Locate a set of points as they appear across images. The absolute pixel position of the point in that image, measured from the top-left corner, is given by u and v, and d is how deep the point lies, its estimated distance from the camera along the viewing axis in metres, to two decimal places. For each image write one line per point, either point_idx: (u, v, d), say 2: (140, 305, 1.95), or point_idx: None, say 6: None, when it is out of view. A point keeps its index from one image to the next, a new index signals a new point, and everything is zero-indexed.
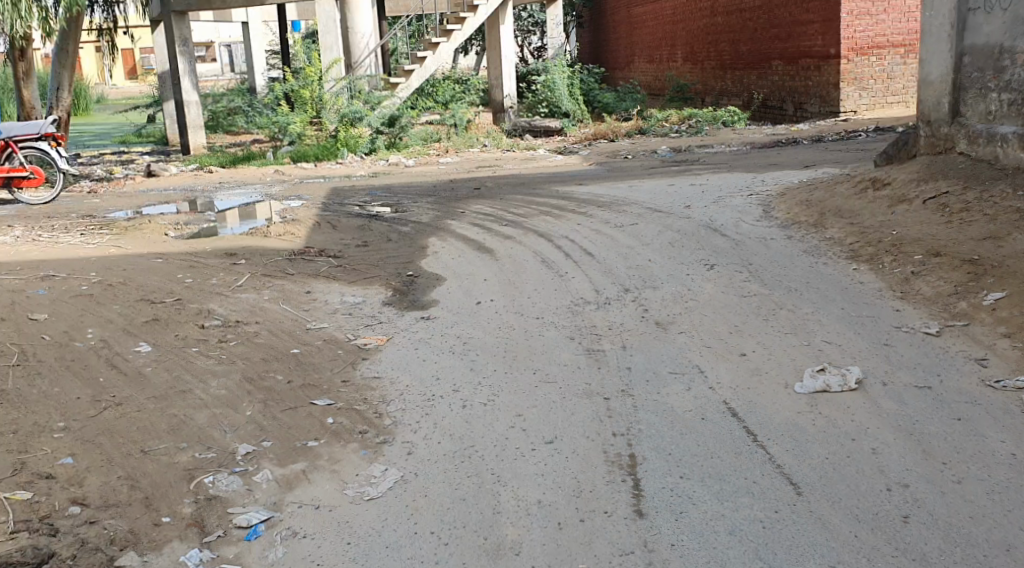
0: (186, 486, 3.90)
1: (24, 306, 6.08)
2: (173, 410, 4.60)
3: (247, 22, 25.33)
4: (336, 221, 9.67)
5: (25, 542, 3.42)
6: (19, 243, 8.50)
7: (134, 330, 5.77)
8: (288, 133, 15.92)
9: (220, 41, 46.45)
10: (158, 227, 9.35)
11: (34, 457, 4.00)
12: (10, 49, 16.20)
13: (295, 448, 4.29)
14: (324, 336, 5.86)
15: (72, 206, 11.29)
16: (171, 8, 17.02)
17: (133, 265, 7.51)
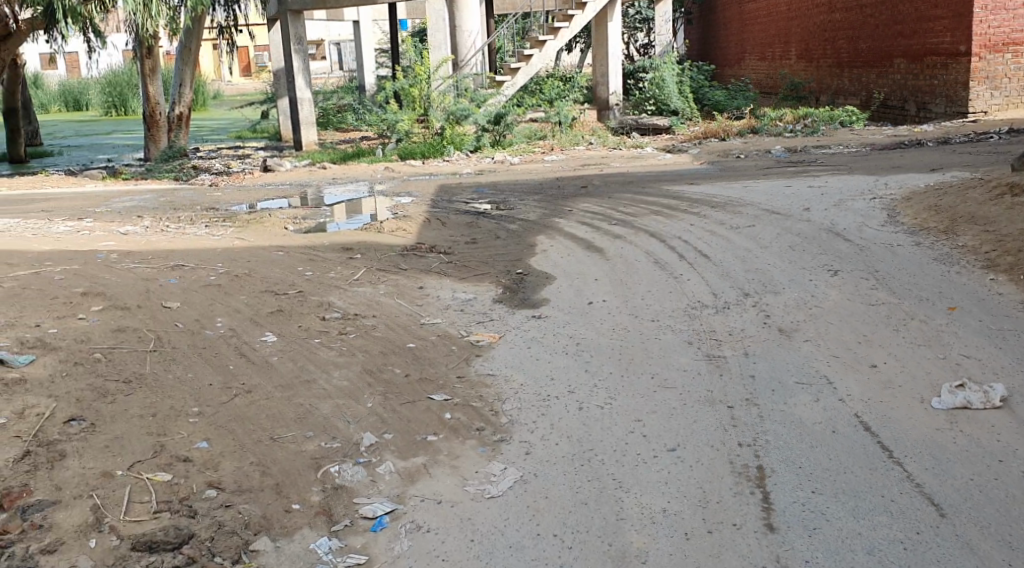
0: (314, 475, 4.01)
1: (158, 295, 6.34)
2: (299, 400, 4.73)
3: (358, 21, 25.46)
4: (445, 218, 9.77)
5: (167, 522, 3.56)
6: (148, 234, 8.88)
7: (260, 320, 5.96)
8: (396, 130, 16.23)
9: (330, 39, 47.72)
10: (277, 221, 9.63)
11: (171, 440, 4.17)
12: (138, 47, 16.92)
13: (415, 442, 4.35)
14: (438, 331, 5.93)
15: (194, 199, 11.73)
16: (288, 8, 17.49)
17: (256, 257, 7.75)
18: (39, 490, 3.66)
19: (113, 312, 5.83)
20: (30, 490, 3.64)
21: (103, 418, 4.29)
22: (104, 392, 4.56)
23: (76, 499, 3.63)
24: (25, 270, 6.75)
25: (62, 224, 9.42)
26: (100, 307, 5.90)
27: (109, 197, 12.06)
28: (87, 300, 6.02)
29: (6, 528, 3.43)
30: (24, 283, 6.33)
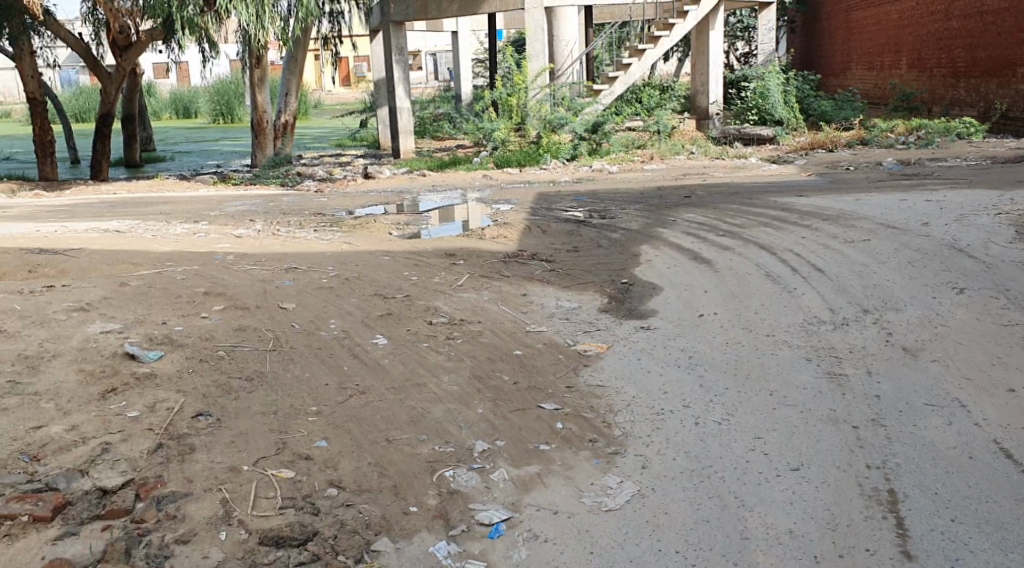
0: (430, 478, 4.04)
1: (274, 295, 6.45)
2: (411, 402, 4.76)
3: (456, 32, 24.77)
4: (546, 225, 9.77)
5: (291, 519, 3.65)
6: (261, 237, 9.17)
7: (371, 322, 6.02)
8: (492, 138, 16.29)
9: (427, 49, 48.53)
10: (382, 226, 9.82)
11: (293, 438, 4.26)
12: (248, 57, 17.46)
13: (528, 451, 4.34)
14: (545, 339, 5.90)
15: (299, 204, 12.07)
16: (391, 19, 17.74)
17: (365, 262, 7.85)
18: (172, 482, 3.79)
19: (234, 311, 5.95)
20: (164, 482, 3.77)
21: (228, 414, 4.41)
22: (228, 388, 4.68)
23: (206, 492, 3.74)
24: (147, 268, 6.88)
25: (179, 226, 9.79)
26: (222, 306, 6.03)
27: (220, 201, 12.50)
28: (209, 299, 6.15)
29: (142, 517, 3.56)
30: (149, 280, 6.47)
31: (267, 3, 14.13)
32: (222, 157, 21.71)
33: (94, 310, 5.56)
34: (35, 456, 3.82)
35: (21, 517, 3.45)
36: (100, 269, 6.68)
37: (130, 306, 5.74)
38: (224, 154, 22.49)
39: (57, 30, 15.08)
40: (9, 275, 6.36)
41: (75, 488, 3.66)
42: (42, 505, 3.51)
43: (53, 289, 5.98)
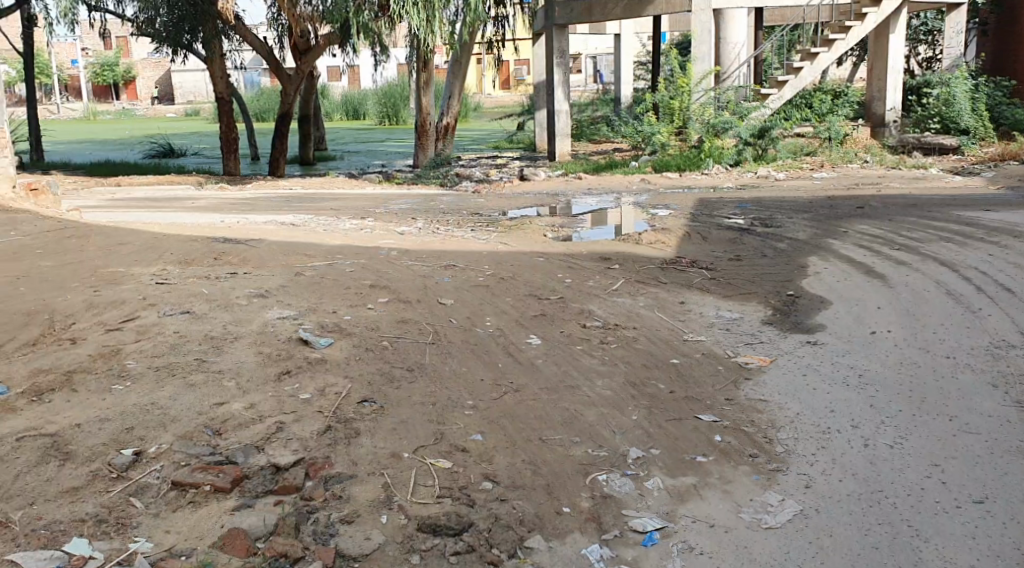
0: (582, 481, 4.03)
1: (434, 289, 6.57)
2: (566, 404, 4.76)
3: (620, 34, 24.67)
4: (706, 232, 9.53)
5: (448, 508, 3.73)
6: (422, 235, 9.40)
7: (527, 321, 6.04)
8: (652, 142, 16.09)
9: (588, 52, 48.58)
10: (537, 228, 9.85)
11: (450, 430, 4.35)
12: (415, 60, 17.94)
13: (684, 461, 4.26)
14: (704, 350, 5.76)
15: (457, 204, 12.29)
16: (555, 22, 17.79)
17: (522, 261, 7.90)
18: (338, 463, 3.96)
19: (397, 303, 6.11)
20: (331, 463, 3.94)
21: (390, 402, 4.55)
22: (391, 377, 4.83)
23: (369, 476, 3.89)
24: (318, 259, 7.18)
25: (346, 221, 10.19)
26: (387, 298, 6.20)
27: (383, 199, 12.93)
28: (375, 291, 6.33)
29: (311, 494, 3.73)
30: (320, 271, 6.75)
31: (437, 7, 14.41)
32: (385, 157, 22.55)
33: (271, 297, 5.86)
34: (218, 430, 4.08)
35: (204, 485, 3.69)
36: (274, 260, 7.02)
37: (303, 294, 6.02)
38: (387, 154, 23.34)
39: (246, 34, 16.03)
40: (197, 261, 6.80)
41: (252, 462, 3.89)
42: (223, 476, 3.74)
43: (235, 276, 6.36)
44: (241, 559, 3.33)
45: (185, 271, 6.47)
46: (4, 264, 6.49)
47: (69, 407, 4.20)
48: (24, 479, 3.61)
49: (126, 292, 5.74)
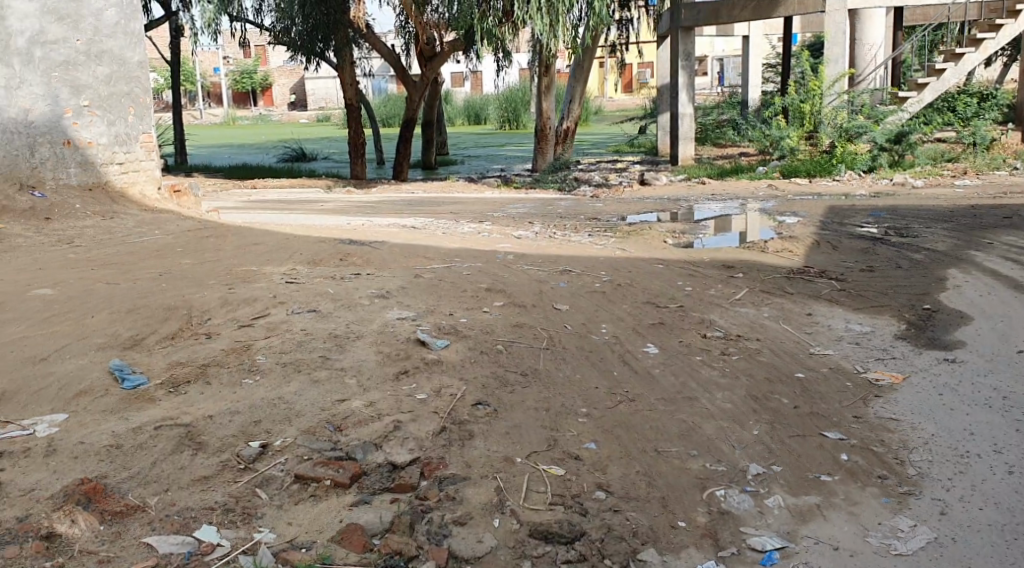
0: (699, 495, 3.94)
1: (550, 294, 6.55)
2: (683, 416, 4.66)
3: (748, 37, 24.13)
4: (836, 241, 9.17)
5: (561, 516, 3.71)
6: (540, 239, 9.41)
7: (644, 330, 5.94)
8: (780, 147, 15.58)
9: (714, 55, 47.71)
10: (657, 234, 9.70)
11: (564, 437, 4.33)
12: (538, 65, 18.02)
13: (807, 479, 4.10)
14: (831, 364, 5.53)
15: (576, 209, 12.26)
16: (681, 24, 17.51)
17: (641, 268, 7.78)
18: (452, 464, 4.00)
19: (513, 308, 6.11)
20: (446, 464, 3.99)
21: (504, 406, 4.56)
22: (505, 381, 4.84)
23: (483, 479, 3.91)
24: (437, 262, 7.29)
25: (466, 225, 10.33)
26: (502, 302, 6.21)
27: (502, 203, 13.03)
28: (492, 294, 6.36)
29: (425, 494, 3.78)
30: (438, 274, 6.82)
31: (561, 12, 14.39)
32: (506, 161, 22.78)
33: (391, 299, 5.98)
34: (338, 426, 4.19)
35: (325, 480, 3.80)
36: (396, 262, 7.17)
37: (423, 296, 6.11)
38: (507, 158, 23.56)
39: (375, 42, 16.49)
40: (324, 262, 7.02)
41: (370, 460, 3.98)
42: (342, 471, 3.83)
43: (358, 277, 6.52)
44: (357, 554, 3.40)
45: (313, 271, 6.68)
46: (148, 261, 6.88)
47: (202, 399, 4.40)
48: (159, 466, 3.80)
49: (256, 291, 5.98)
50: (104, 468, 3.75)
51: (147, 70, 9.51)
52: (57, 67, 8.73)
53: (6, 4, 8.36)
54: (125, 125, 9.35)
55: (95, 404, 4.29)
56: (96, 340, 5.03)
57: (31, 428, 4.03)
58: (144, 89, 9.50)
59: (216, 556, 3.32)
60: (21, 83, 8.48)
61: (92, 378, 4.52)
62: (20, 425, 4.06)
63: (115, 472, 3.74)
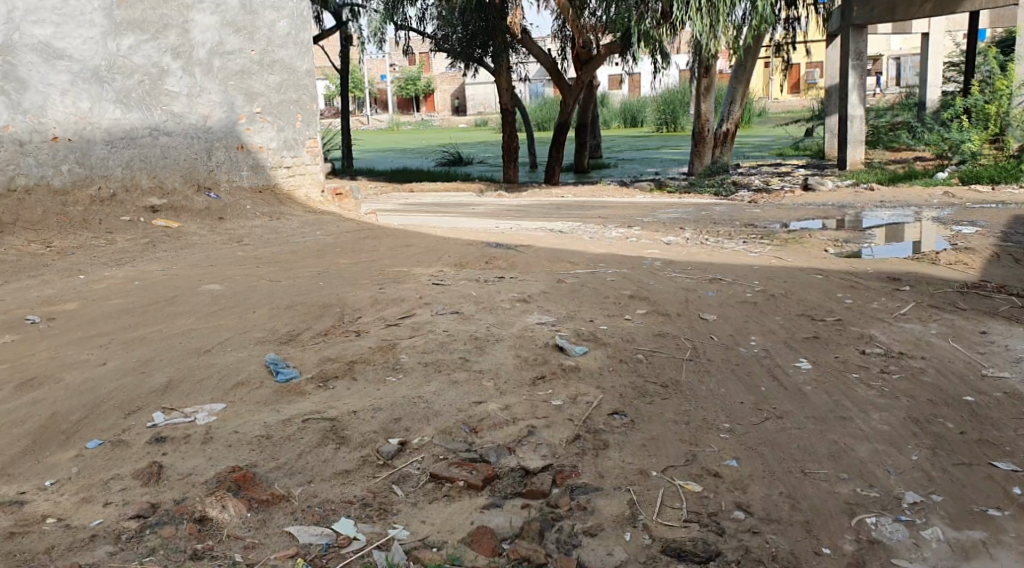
0: (848, 522, 3.72)
1: (697, 303, 6.37)
2: (834, 436, 4.40)
3: (928, 33, 22.79)
4: (1020, 254, 8.44)
5: (696, 534, 3.59)
6: (691, 246, 9.19)
7: (796, 344, 5.66)
8: (961, 151, 14.67)
9: (890, 53, 45.31)
10: (817, 242, 9.26)
11: (704, 452, 4.19)
12: (697, 67, 17.65)
13: (971, 513, 3.79)
14: (1006, 388, 5.08)
15: (733, 214, 11.91)
16: (852, 22, 16.70)
17: (796, 277, 7.45)
18: (585, 473, 3.95)
19: (656, 316, 5.98)
20: (579, 472, 3.94)
21: (642, 417, 4.47)
22: (644, 391, 4.74)
23: (616, 490, 3.84)
24: (582, 266, 7.25)
25: (614, 229, 10.23)
26: (646, 309, 6.09)
27: (654, 208, 12.82)
28: (636, 301, 6.26)
29: (557, 502, 3.74)
30: (582, 279, 6.76)
31: (722, 11, 13.99)
32: (662, 163, 22.43)
33: (533, 303, 5.99)
34: (474, 428, 4.23)
35: (459, 481, 3.83)
36: (542, 266, 7.18)
37: (565, 301, 6.09)
38: (663, 161, 23.20)
39: (531, 46, 16.63)
40: (470, 265, 7.12)
41: (504, 463, 3.98)
42: (476, 473, 3.86)
43: (502, 281, 6.58)
44: (487, 558, 3.40)
45: (459, 274, 6.80)
46: (307, 260, 7.20)
47: (348, 394, 4.55)
48: (304, 457, 3.96)
49: (404, 291, 6.14)
50: (255, 457, 3.94)
51: (314, 78, 10.05)
52: (233, 76, 9.33)
53: (190, 17, 9.01)
54: (293, 131, 9.88)
55: (251, 395, 4.53)
56: (256, 334, 5.31)
57: (193, 416, 4.29)
58: (311, 97, 10.02)
59: (352, 550, 3.39)
60: (201, 91, 9.09)
61: (250, 371, 4.76)
62: (184, 412, 4.34)
63: (264, 461, 3.91)
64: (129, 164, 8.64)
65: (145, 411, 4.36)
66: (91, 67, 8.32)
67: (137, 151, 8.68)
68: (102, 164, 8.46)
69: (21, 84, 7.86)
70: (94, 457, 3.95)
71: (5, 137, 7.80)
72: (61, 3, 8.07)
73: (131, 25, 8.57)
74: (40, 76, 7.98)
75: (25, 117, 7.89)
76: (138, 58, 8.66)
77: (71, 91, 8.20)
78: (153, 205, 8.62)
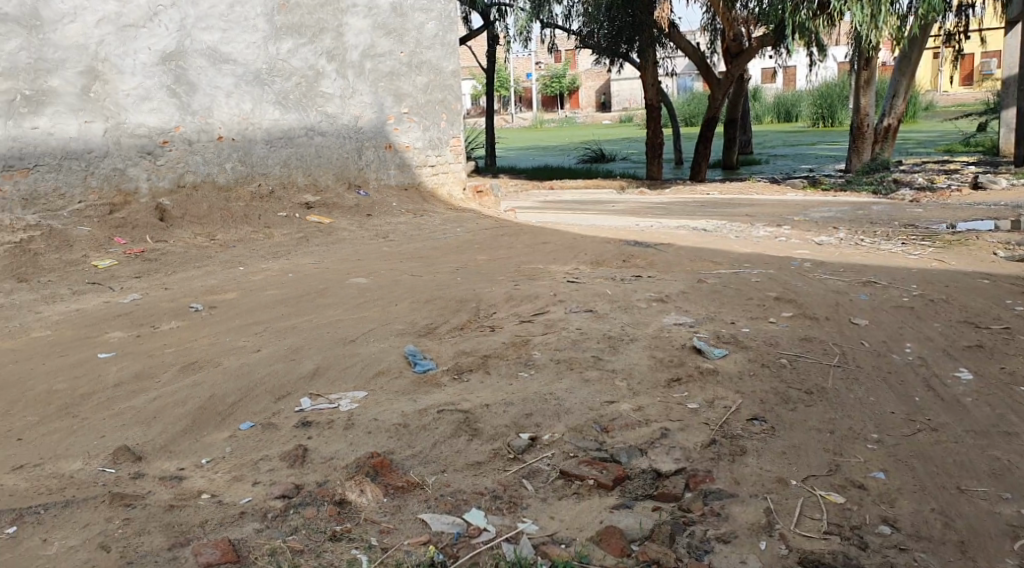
0: (1009, 545, 3.46)
1: (847, 307, 6.08)
2: (997, 453, 4.09)
3: None
4: None
5: (836, 547, 3.43)
6: (844, 247, 8.78)
7: (956, 353, 5.31)
8: None
9: None
10: (985, 244, 8.65)
11: (848, 463, 3.99)
12: (857, 58, 16.82)
13: None
14: None
15: (892, 213, 11.30)
16: None
17: (958, 282, 6.98)
18: (720, 479, 3.84)
19: (803, 320, 5.74)
20: (713, 477, 3.84)
21: (783, 423, 4.31)
22: (786, 397, 4.57)
23: (752, 498, 3.72)
24: (726, 267, 7.05)
25: (762, 229, 9.91)
26: (791, 313, 5.87)
27: (806, 206, 12.34)
28: (781, 303, 6.04)
29: (689, 506, 3.66)
30: (725, 279, 6.58)
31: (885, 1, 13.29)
32: (818, 160, 21.54)
33: (672, 303, 5.89)
34: (606, 427, 4.21)
35: (589, 479, 3.82)
36: (684, 266, 7.05)
37: (706, 302, 5.95)
38: (818, 158, 22.27)
39: (680, 41, 16.35)
40: (609, 263, 7.07)
41: (635, 465, 3.94)
42: (606, 473, 3.84)
43: (641, 280, 6.50)
44: (615, 558, 3.36)
45: (595, 272, 6.76)
46: (447, 256, 7.36)
47: (481, 388, 4.62)
48: (438, 447, 4.05)
49: (540, 288, 6.17)
50: (392, 445, 4.06)
51: (460, 78, 10.38)
52: (383, 77, 9.73)
53: (345, 21, 9.41)
54: (438, 130, 10.27)
55: (390, 384, 4.68)
56: (396, 326, 5.47)
57: (336, 403, 4.48)
58: (455, 97, 10.37)
59: (482, 540, 3.44)
60: (353, 93, 9.51)
61: (390, 361, 4.92)
62: (328, 399, 4.53)
63: (400, 449, 4.03)
64: (286, 163, 9.07)
65: (293, 396, 4.58)
66: (253, 70, 8.79)
67: (294, 150, 9.12)
68: (262, 162, 8.92)
69: (191, 87, 8.36)
70: (246, 438, 4.18)
71: (176, 137, 8.28)
72: (228, 10, 8.56)
73: (290, 29, 9.02)
74: (208, 79, 8.48)
75: (194, 118, 8.39)
76: (296, 61, 9.09)
77: (236, 93, 8.68)
78: (308, 202, 9.01)
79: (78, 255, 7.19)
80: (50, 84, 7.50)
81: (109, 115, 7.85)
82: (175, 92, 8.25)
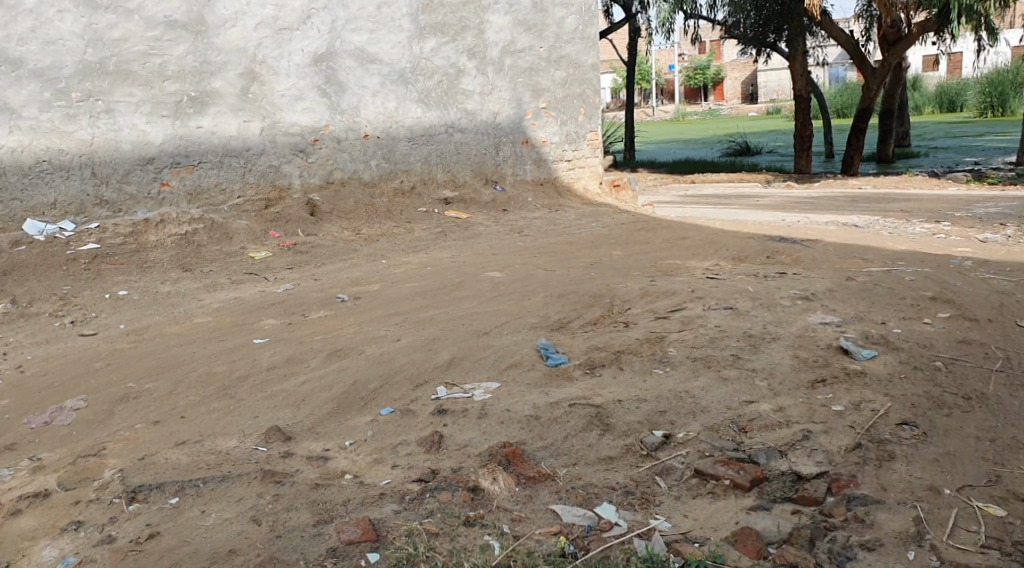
0: None
1: (1013, 308, 5.67)
2: None
3: None
4: None
5: (994, 563, 3.23)
6: (1012, 244, 8.19)
7: None
8: None
9: None
10: None
11: (1010, 474, 3.74)
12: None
13: None
14: None
15: None
16: None
17: None
18: (866, 484, 3.67)
19: (961, 321, 5.40)
20: (858, 482, 3.68)
21: (937, 429, 4.07)
22: (941, 402, 4.31)
23: (900, 505, 3.53)
24: (877, 265, 6.72)
25: (919, 225, 9.38)
26: (948, 313, 5.53)
27: (969, 201, 11.59)
28: (938, 303, 5.70)
29: (831, 511, 3.52)
30: (875, 278, 6.27)
31: None
32: (985, 153, 20.16)
33: (817, 301, 5.67)
34: (743, 427, 4.10)
35: (724, 479, 3.73)
36: (831, 263, 6.77)
37: (854, 301, 5.69)
38: (986, 150, 20.83)
39: (832, 29, 15.69)
40: (750, 260, 6.88)
41: (774, 466, 3.82)
42: (743, 473, 3.74)
43: (784, 276, 6.30)
44: (751, 559, 3.28)
45: (735, 268, 6.59)
46: (583, 251, 7.36)
47: (615, 383, 4.59)
48: (570, 440, 4.06)
49: (677, 284, 6.07)
50: (525, 436, 4.10)
51: (598, 71, 10.44)
52: (522, 73, 9.85)
53: (486, 19, 9.55)
54: (575, 124, 10.36)
55: (524, 376, 4.73)
56: (531, 320, 5.52)
57: (471, 392, 4.57)
58: (594, 90, 10.40)
59: (613, 534, 3.42)
60: (493, 89, 9.67)
61: (523, 354, 4.98)
62: (463, 388, 4.63)
63: (533, 440, 4.07)
64: (427, 159, 9.31)
65: (430, 385, 4.70)
66: (398, 69, 9.06)
67: (435, 148, 9.35)
68: (405, 160, 9.18)
69: (340, 87, 8.70)
70: (386, 423, 4.32)
71: (326, 136, 8.63)
72: (376, 11, 8.86)
73: (433, 28, 9.24)
74: (356, 79, 8.80)
75: (343, 117, 8.72)
76: (439, 60, 9.31)
77: (382, 92, 8.97)
78: (446, 198, 9.31)
79: (237, 247, 7.65)
80: (213, 85, 7.98)
81: (265, 114, 8.27)
82: (326, 92, 8.61)
